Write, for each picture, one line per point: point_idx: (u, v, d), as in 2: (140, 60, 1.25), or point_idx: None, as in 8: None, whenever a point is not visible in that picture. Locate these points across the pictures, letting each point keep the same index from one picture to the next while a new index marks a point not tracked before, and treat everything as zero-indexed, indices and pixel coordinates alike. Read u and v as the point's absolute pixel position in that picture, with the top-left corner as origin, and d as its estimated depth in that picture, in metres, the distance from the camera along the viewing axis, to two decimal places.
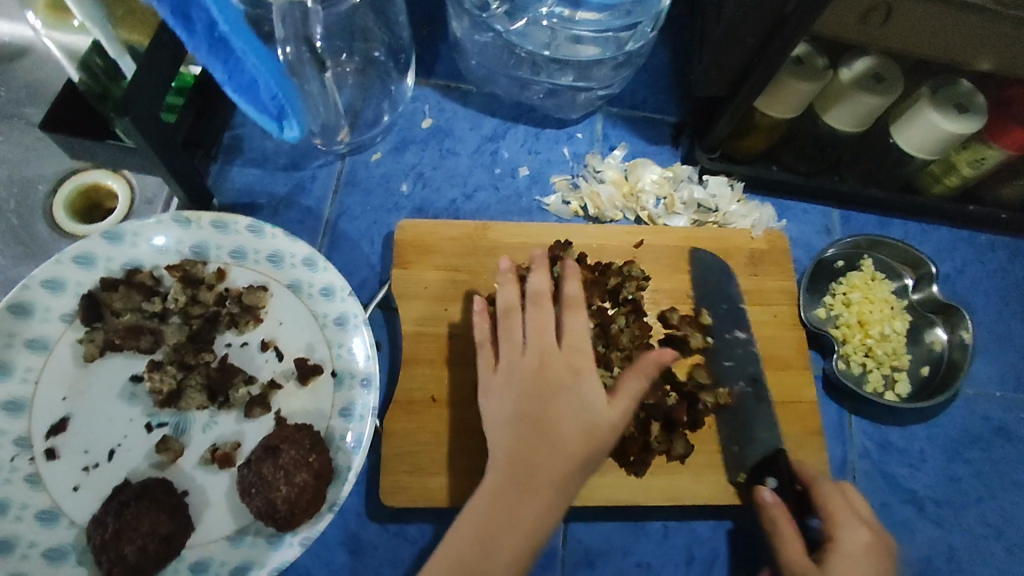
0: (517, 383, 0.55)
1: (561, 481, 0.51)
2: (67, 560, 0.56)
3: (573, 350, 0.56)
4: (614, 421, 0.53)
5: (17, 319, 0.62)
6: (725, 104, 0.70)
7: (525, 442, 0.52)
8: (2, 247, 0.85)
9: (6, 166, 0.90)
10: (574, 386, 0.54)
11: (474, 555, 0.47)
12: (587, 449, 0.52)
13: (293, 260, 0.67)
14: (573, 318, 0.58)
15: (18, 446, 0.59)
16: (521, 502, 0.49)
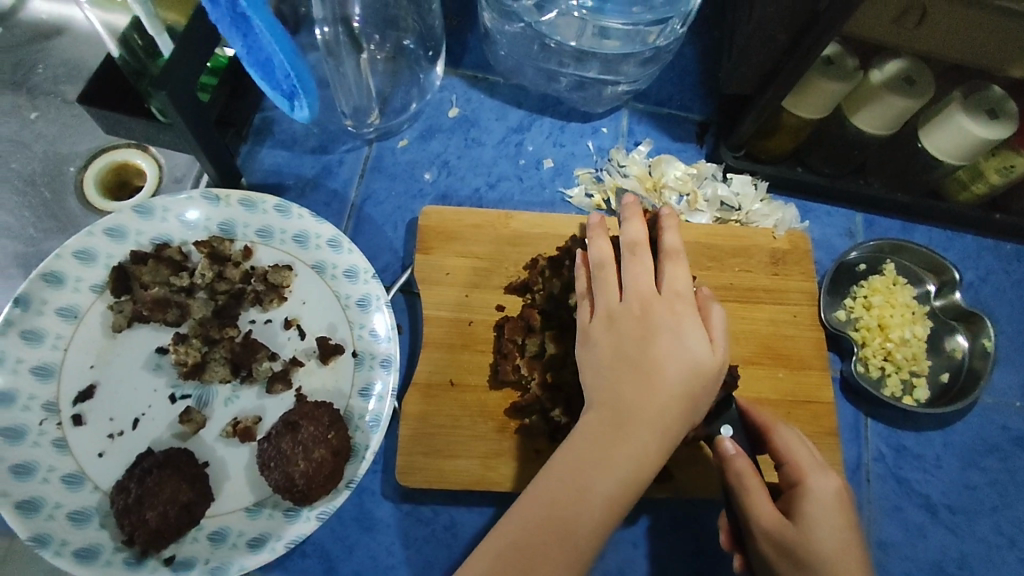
0: (616, 330, 0.55)
1: (662, 424, 0.50)
2: (90, 523, 0.57)
3: (673, 295, 0.56)
4: (715, 367, 0.53)
5: (49, 287, 0.64)
6: (753, 102, 0.70)
7: (625, 389, 0.51)
8: (37, 220, 0.89)
9: (43, 142, 0.94)
10: (677, 331, 0.53)
11: (571, 496, 0.48)
12: (689, 394, 0.51)
13: (319, 241, 0.68)
14: (673, 265, 0.58)
15: (47, 410, 0.61)
16: (620, 442, 0.49)
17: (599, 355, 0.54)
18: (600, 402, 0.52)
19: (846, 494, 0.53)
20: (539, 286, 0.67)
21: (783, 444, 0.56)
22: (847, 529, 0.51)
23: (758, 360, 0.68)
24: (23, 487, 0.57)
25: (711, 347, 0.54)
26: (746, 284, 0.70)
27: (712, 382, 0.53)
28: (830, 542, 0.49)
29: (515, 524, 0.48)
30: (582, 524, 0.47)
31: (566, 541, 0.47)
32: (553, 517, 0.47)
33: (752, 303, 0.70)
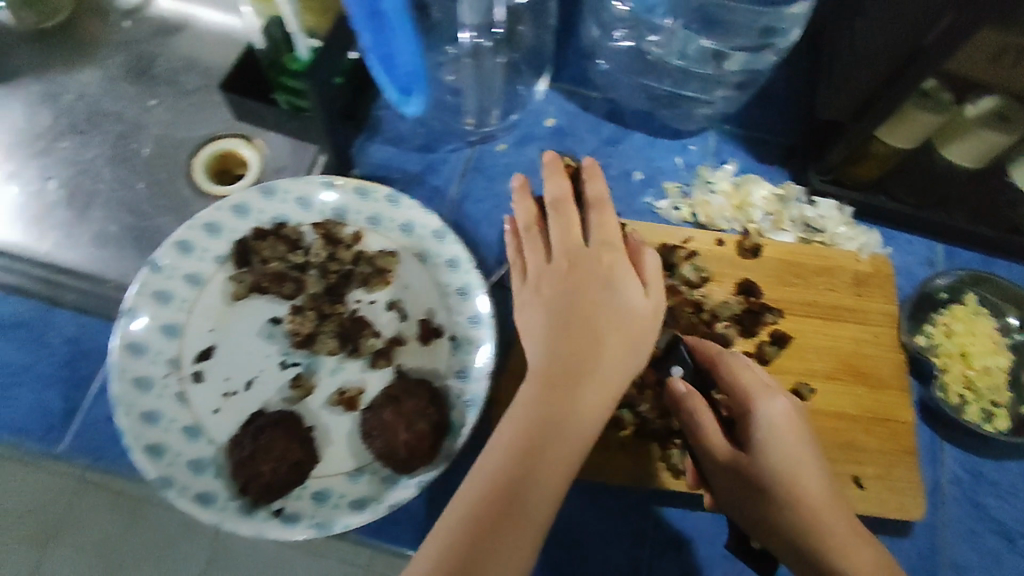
0: (555, 287, 0.57)
1: (611, 371, 0.52)
2: (206, 471, 0.62)
3: (604, 248, 0.58)
4: (650, 312, 0.56)
5: (180, 254, 0.69)
6: (845, 129, 0.73)
7: (568, 345, 0.53)
8: (150, 197, 0.96)
9: (160, 127, 1.01)
10: (612, 282, 0.56)
11: (532, 451, 0.48)
12: (629, 339, 0.54)
13: (425, 231, 0.72)
14: (599, 215, 0.61)
15: (170, 365, 0.66)
16: (571, 390, 0.51)
17: (542, 313, 0.56)
18: (552, 358, 0.52)
19: (796, 411, 0.56)
20: None
21: (730, 371, 0.58)
22: (804, 448, 0.54)
23: (839, 376, 0.69)
24: (151, 433, 0.62)
25: (646, 295, 0.57)
26: (829, 302, 0.73)
27: (651, 326, 0.56)
28: (781, 460, 0.53)
29: (483, 475, 0.48)
30: (544, 476, 0.48)
31: (532, 496, 0.47)
32: (517, 472, 0.47)
33: (835, 321, 0.72)
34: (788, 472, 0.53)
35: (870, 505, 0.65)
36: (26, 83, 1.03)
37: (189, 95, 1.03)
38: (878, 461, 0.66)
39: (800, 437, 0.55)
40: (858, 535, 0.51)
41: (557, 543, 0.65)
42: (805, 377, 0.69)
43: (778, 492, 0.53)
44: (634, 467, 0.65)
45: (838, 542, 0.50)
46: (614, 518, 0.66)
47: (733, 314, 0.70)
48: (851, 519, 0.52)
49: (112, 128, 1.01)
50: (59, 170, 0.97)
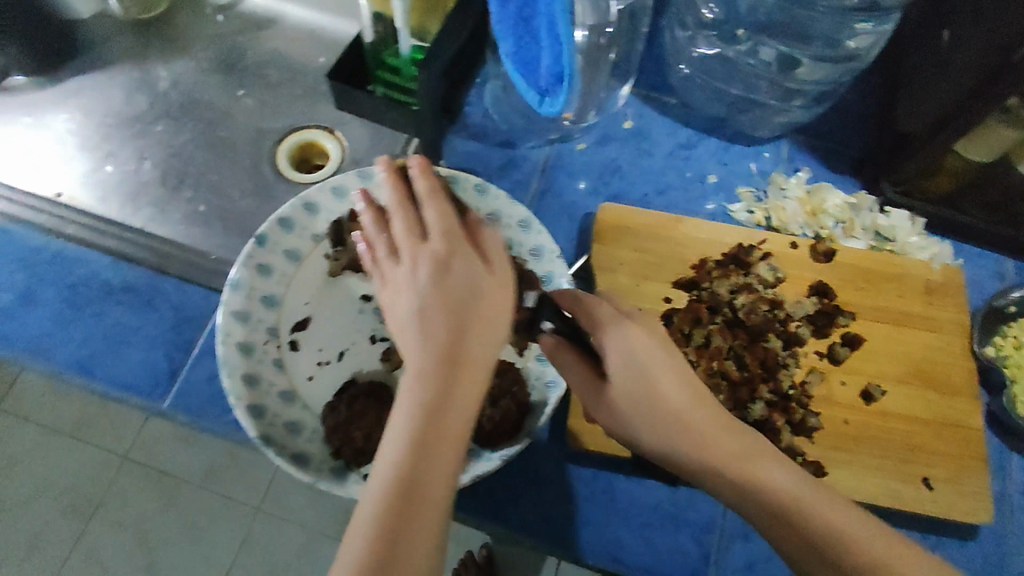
0: (423, 271, 0.49)
1: (473, 370, 0.46)
2: (302, 433, 0.66)
3: (440, 237, 0.51)
4: (500, 290, 0.50)
5: (281, 230, 0.73)
6: (926, 139, 0.75)
7: (443, 326, 0.46)
8: (236, 181, 1.01)
9: (248, 116, 1.06)
10: (449, 269, 0.49)
11: (410, 488, 0.41)
12: (487, 327, 0.48)
13: (511, 221, 0.76)
14: (430, 209, 0.53)
15: (270, 333, 0.70)
16: (428, 398, 0.44)
17: (415, 297, 0.48)
18: (421, 345, 0.46)
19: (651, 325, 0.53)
20: (710, 286, 0.74)
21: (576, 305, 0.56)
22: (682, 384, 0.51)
23: (911, 380, 0.71)
24: (251, 395, 0.65)
25: (490, 268, 0.50)
26: (900, 308, 0.74)
27: (501, 303, 0.49)
28: (651, 384, 0.50)
29: (375, 497, 0.41)
30: (437, 476, 0.42)
31: (428, 503, 0.42)
32: (407, 479, 0.42)
33: (906, 328, 0.73)
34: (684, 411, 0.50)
35: (940, 507, 0.66)
36: (126, 71, 1.09)
37: (275, 87, 1.09)
38: (949, 465, 0.67)
39: (654, 353, 0.51)
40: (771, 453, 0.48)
41: (629, 525, 0.66)
42: (877, 378, 0.71)
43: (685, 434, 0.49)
44: None
45: (705, 439, 0.48)
46: (686, 506, 0.67)
47: (807, 315, 0.73)
48: (743, 435, 0.49)
49: (202, 115, 1.06)
50: (153, 152, 1.03)
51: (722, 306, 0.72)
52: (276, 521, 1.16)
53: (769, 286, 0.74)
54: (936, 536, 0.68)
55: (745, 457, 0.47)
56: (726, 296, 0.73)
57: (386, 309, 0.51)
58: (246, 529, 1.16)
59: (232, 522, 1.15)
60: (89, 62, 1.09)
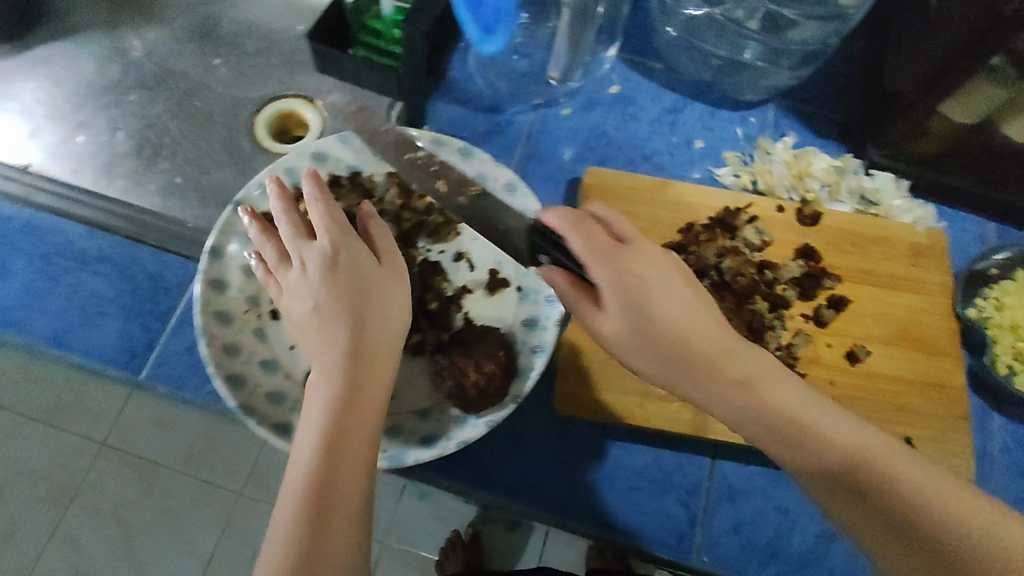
0: (313, 271, 0.54)
1: (375, 359, 0.51)
2: (284, 402, 0.64)
3: (332, 240, 0.56)
4: (390, 282, 0.56)
5: (261, 198, 0.72)
6: (913, 99, 0.75)
7: (344, 324, 0.51)
8: (212, 152, 0.98)
9: (224, 86, 1.03)
10: (342, 267, 0.54)
11: (325, 481, 0.46)
12: (385, 317, 0.53)
13: (496, 184, 0.74)
14: (317, 214, 0.57)
15: (250, 302, 0.69)
16: (335, 394, 0.49)
17: (315, 301, 0.53)
18: (326, 346, 0.51)
19: (652, 262, 0.53)
20: (697, 249, 0.73)
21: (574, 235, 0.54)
22: (703, 308, 0.52)
23: (896, 342, 0.71)
24: (232, 363, 0.65)
25: (380, 266, 0.56)
26: (885, 270, 0.74)
27: (395, 294, 0.55)
28: (668, 326, 0.50)
29: (293, 493, 0.46)
30: (349, 466, 0.47)
31: (346, 490, 0.46)
32: (323, 472, 0.46)
33: (891, 290, 0.73)
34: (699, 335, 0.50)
35: None
36: (96, 40, 1.05)
37: (253, 57, 1.06)
38: (933, 425, 0.68)
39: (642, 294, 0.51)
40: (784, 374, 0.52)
41: (615, 489, 0.66)
42: (863, 340, 0.70)
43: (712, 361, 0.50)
44: (692, 417, 0.66)
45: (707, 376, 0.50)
46: (671, 469, 0.67)
47: (793, 278, 0.72)
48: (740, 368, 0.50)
49: (177, 85, 1.03)
50: (127, 123, 0.99)
51: (710, 269, 0.72)
52: (260, 506, 1.15)
53: (755, 249, 0.74)
54: None
55: (739, 399, 0.50)
56: (713, 259, 0.72)
57: (289, 314, 0.56)
58: (226, 516, 1.15)
59: (210, 508, 1.14)
60: (57, 32, 1.05)
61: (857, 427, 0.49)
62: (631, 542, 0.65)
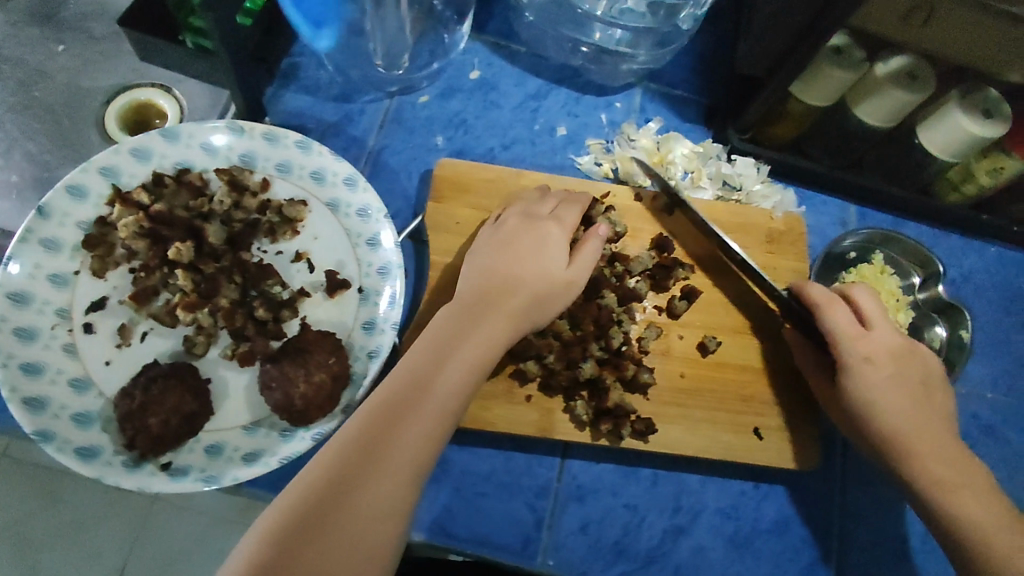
0: (501, 228, 0.64)
1: (513, 319, 0.57)
2: (92, 426, 0.60)
3: (543, 222, 0.64)
4: (564, 277, 0.61)
5: (72, 199, 0.65)
6: (762, 85, 0.72)
7: (500, 271, 0.59)
8: (54, 148, 0.89)
9: (65, 73, 0.93)
10: (540, 242, 0.62)
11: (424, 377, 0.52)
12: (541, 293, 0.59)
13: (336, 178, 0.69)
14: (567, 208, 0.66)
15: (59, 315, 0.63)
16: (477, 324, 0.56)
17: (490, 254, 0.61)
18: (485, 280, 0.59)
19: (917, 363, 0.62)
20: None
21: (830, 324, 0.62)
22: (903, 397, 0.60)
23: (749, 330, 0.70)
24: (33, 385, 0.59)
25: (567, 265, 0.62)
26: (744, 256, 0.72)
27: (559, 287, 0.60)
28: (906, 417, 0.59)
29: (381, 395, 0.51)
30: (451, 380, 0.52)
31: (432, 401, 0.51)
32: (428, 372, 0.52)
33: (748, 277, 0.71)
34: (875, 404, 0.60)
35: (771, 456, 0.66)
36: None
37: (99, 41, 0.96)
38: (781, 414, 0.67)
39: (922, 402, 0.60)
40: (955, 454, 0.58)
41: (459, 496, 0.64)
42: (714, 330, 0.69)
43: (875, 425, 0.60)
44: (538, 418, 0.64)
45: (921, 452, 0.57)
46: (520, 470, 0.66)
47: (645, 270, 0.70)
48: (963, 461, 0.57)
49: (13, 74, 0.93)
50: None
51: None
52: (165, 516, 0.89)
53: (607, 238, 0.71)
54: (767, 484, 0.68)
55: (939, 482, 0.56)
56: None
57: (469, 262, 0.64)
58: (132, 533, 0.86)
59: (105, 527, 0.85)
60: None
61: (981, 508, 0.54)
62: (472, 548, 0.64)
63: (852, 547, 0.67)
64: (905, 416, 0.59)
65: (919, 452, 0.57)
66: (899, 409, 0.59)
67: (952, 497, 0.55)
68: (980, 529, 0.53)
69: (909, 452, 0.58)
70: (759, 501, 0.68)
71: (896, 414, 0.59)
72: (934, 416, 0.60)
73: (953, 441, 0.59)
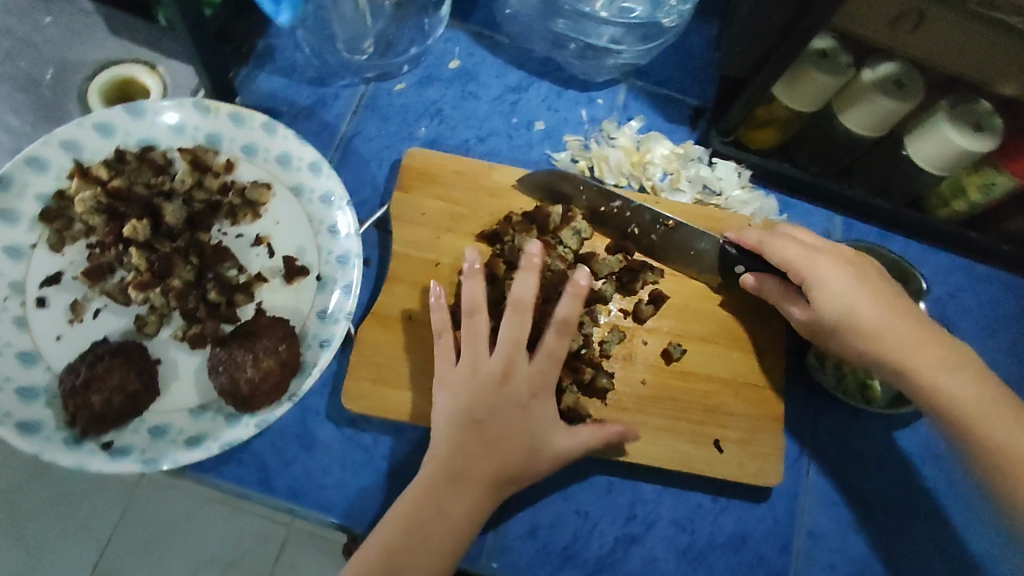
0: (467, 367, 0.59)
1: (493, 490, 0.55)
2: (36, 400, 0.59)
3: (530, 372, 0.58)
4: (556, 451, 0.57)
5: (31, 171, 0.64)
6: (744, 86, 0.70)
7: (480, 442, 0.56)
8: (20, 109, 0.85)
9: (39, 35, 0.90)
10: (528, 411, 0.57)
11: (396, 552, 0.52)
12: (523, 467, 0.56)
13: (301, 163, 0.68)
14: (555, 337, 0.59)
15: (12, 288, 0.62)
16: (456, 500, 0.54)
17: (464, 409, 0.57)
18: (462, 448, 0.56)
19: (867, 267, 0.61)
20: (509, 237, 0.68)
21: (779, 255, 0.61)
22: (869, 298, 0.58)
23: (717, 338, 0.68)
24: None
25: (560, 434, 0.57)
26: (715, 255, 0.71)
27: (545, 464, 0.56)
28: (879, 320, 0.58)
29: (373, 553, 0.52)
30: (424, 562, 0.53)
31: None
32: (400, 550, 0.52)
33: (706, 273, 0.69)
34: (854, 311, 0.58)
35: (728, 470, 0.64)
36: None
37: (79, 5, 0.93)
38: (743, 426, 0.65)
39: (883, 294, 0.59)
40: (930, 336, 0.58)
41: None
42: (679, 337, 0.67)
43: (857, 331, 0.58)
44: None
45: (907, 356, 0.57)
46: None
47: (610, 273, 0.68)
48: (937, 342, 0.57)
49: None
50: None
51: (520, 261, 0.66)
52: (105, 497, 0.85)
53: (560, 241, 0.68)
54: (725, 498, 0.66)
55: (932, 372, 0.56)
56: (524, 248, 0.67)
57: (439, 396, 0.59)
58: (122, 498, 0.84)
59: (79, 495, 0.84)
60: None
61: (971, 387, 0.55)
62: None
63: (809, 568, 0.65)
64: (877, 320, 0.58)
65: (908, 350, 0.57)
66: (869, 312, 0.58)
67: (948, 380, 0.56)
68: (981, 413, 0.54)
69: (895, 355, 0.57)
70: (715, 514, 0.66)
71: (873, 319, 0.58)
72: (905, 310, 0.59)
73: (929, 325, 0.58)
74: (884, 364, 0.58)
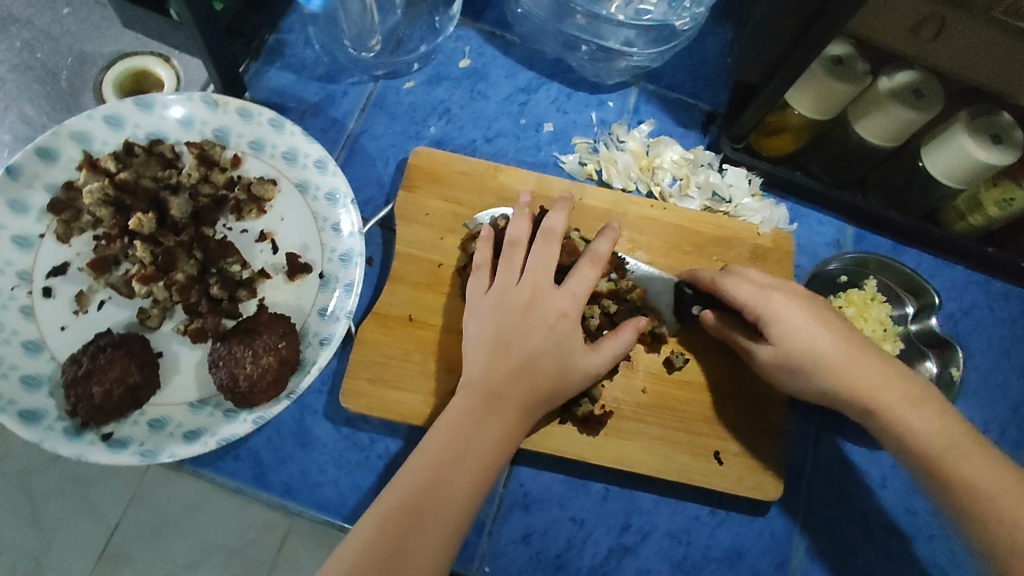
0: (498, 292, 0.59)
1: (524, 415, 0.55)
2: (40, 389, 0.59)
3: (569, 293, 0.59)
4: (586, 368, 0.57)
5: (41, 162, 0.65)
6: (757, 92, 0.68)
7: (511, 364, 0.55)
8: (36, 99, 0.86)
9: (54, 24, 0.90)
10: (556, 328, 0.57)
11: (418, 502, 0.50)
12: (554, 387, 0.56)
13: (307, 160, 0.68)
14: (589, 267, 0.60)
15: (20, 278, 0.63)
16: (487, 429, 0.53)
17: (496, 330, 0.57)
18: (493, 372, 0.55)
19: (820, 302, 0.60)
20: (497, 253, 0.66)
21: (731, 294, 0.60)
22: (825, 333, 0.58)
23: (716, 351, 0.66)
24: None
25: (591, 354, 0.58)
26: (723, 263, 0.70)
27: (576, 381, 0.57)
28: (835, 357, 0.57)
29: (388, 505, 0.50)
30: (456, 496, 0.51)
31: (436, 516, 0.49)
32: (428, 491, 0.50)
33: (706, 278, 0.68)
34: (817, 347, 0.57)
35: (727, 482, 0.63)
36: None
37: None
38: (743, 439, 0.64)
39: (840, 329, 0.58)
40: (891, 368, 0.57)
41: None
42: (682, 347, 0.66)
43: (818, 363, 0.57)
44: None
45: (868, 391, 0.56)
46: None
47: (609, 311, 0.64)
48: (897, 371, 0.57)
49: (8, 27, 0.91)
50: None
51: None
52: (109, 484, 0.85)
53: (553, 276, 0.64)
54: (723, 511, 0.65)
55: (897, 407, 0.55)
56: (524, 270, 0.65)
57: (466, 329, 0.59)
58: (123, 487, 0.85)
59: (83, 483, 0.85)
60: None
61: (938, 420, 0.54)
62: None
63: None
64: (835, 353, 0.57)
65: (869, 384, 0.56)
66: (825, 349, 0.57)
67: (913, 415, 0.55)
68: (951, 447, 0.53)
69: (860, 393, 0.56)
70: (712, 527, 0.65)
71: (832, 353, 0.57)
72: (864, 342, 0.58)
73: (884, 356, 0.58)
74: (851, 400, 0.57)
